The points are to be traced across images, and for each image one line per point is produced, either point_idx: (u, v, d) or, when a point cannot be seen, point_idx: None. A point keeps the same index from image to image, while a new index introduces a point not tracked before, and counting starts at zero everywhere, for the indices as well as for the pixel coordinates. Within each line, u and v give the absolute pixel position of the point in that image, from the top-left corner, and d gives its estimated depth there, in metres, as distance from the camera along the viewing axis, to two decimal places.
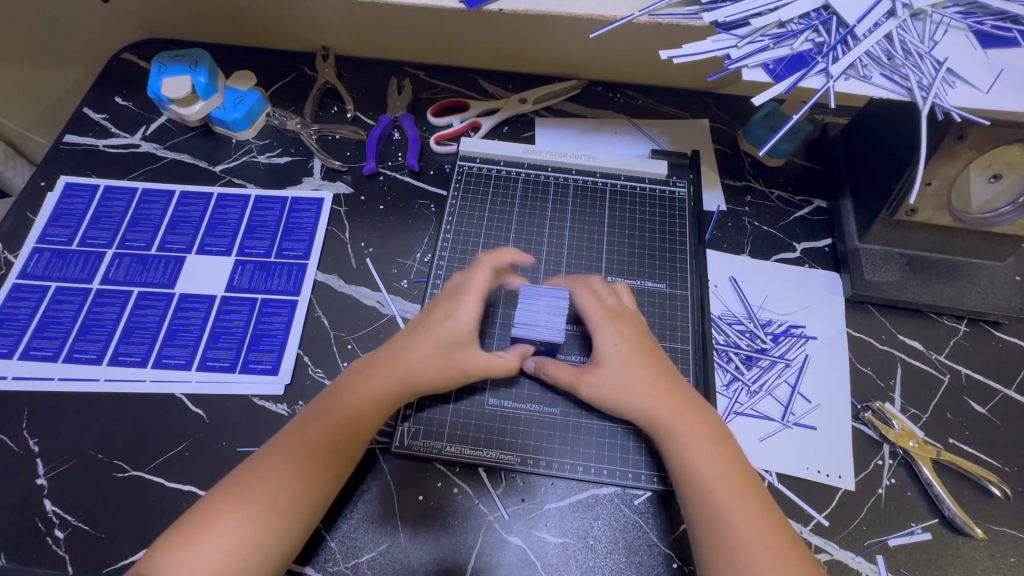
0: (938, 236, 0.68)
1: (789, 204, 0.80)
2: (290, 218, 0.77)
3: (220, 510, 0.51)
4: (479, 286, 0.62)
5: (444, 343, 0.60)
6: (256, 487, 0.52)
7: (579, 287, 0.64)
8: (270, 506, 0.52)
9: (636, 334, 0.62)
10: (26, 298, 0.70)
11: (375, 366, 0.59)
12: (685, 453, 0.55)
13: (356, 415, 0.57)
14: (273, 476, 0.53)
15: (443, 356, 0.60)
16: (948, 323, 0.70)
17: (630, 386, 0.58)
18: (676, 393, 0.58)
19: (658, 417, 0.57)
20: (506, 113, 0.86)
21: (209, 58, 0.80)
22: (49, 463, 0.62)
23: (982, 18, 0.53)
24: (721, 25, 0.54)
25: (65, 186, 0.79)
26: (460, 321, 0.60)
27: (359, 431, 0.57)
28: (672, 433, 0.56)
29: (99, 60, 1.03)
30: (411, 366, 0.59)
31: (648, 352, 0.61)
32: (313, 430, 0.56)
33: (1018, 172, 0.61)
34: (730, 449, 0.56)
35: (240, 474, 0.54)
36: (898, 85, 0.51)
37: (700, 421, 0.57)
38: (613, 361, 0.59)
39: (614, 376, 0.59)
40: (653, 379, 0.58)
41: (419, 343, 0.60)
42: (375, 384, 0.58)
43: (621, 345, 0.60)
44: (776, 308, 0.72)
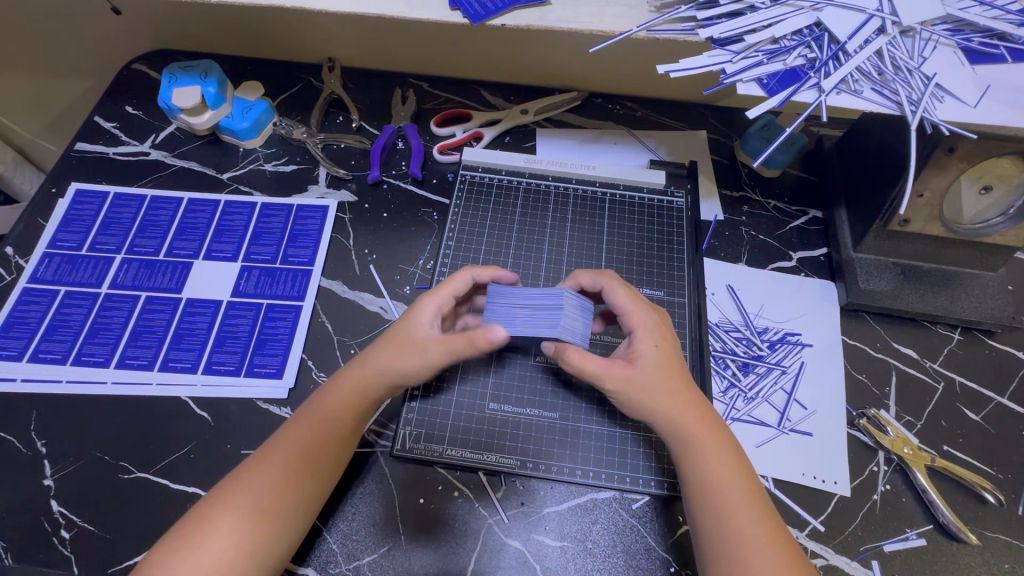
0: (931, 246, 0.69)
1: (784, 214, 0.81)
2: (296, 225, 0.78)
3: (220, 504, 0.52)
4: (452, 286, 0.62)
5: (404, 331, 0.59)
6: (252, 485, 0.53)
7: (613, 282, 0.63)
8: (265, 506, 0.53)
9: (671, 340, 0.61)
10: (36, 302, 0.72)
11: (355, 362, 0.60)
12: (710, 468, 0.54)
13: (342, 417, 0.58)
14: (267, 477, 0.54)
15: (404, 345, 0.58)
16: (942, 331, 0.72)
17: (661, 392, 0.56)
18: (703, 408, 0.57)
19: (686, 430, 0.56)
20: (507, 123, 0.87)
21: (218, 69, 0.82)
22: (56, 465, 0.63)
23: (970, 35, 0.55)
24: (716, 41, 0.56)
25: (75, 192, 0.81)
26: (424, 313, 0.60)
27: (347, 431, 0.58)
28: (698, 449, 0.55)
29: (110, 70, 1.05)
30: (377, 359, 0.59)
31: (680, 363, 0.59)
32: (304, 433, 0.57)
33: (1007, 184, 0.62)
34: (747, 469, 0.56)
35: (237, 472, 0.55)
36: (888, 99, 0.53)
37: (723, 438, 0.57)
38: (650, 362, 0.58)
39: (650, 376, 0.57)
40: (679, 387, 0.57)
41: (386, 337, 0.60)
42: (360, 385, 0.59)
43: (660, 346, 0.59)
44: (772, 315, 0.73)
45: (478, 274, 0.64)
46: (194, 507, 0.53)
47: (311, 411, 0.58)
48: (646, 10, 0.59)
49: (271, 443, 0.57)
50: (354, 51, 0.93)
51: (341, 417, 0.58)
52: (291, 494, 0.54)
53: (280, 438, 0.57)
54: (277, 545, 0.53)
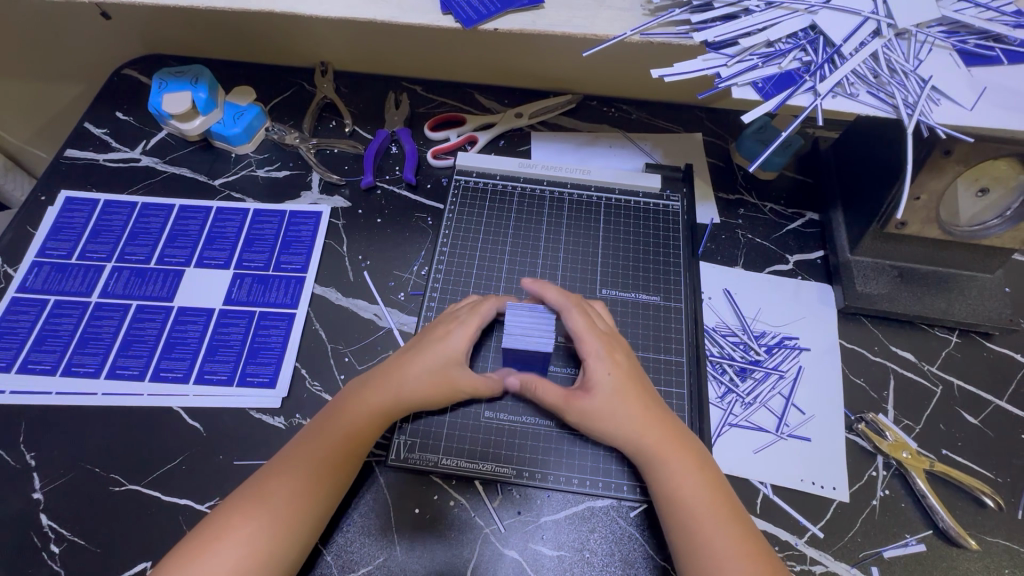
0: (928, 249, 0.69)
1: (781, 217, 0.81)
2: (289, 231, 0.78)
3: (238, 514, 0.52)
4: (483, 315, 0.64)
5: (439, 365, 0.60)
6: (271, 494, 0.53)
7: (572, 307, 0.63)
8: (276, 517, 0.52)
9: (626, 362, 0.61)
10: (25, 312, 0.71)
11: (377, 379, 0.60)
12: (678, 479, 0.55)
13: (361, 433, 0.57)
14: (282, 487, 0.53)
15: (441, 377, 0.60)
16: (940, 334, 0.71)
17: (620, 415, 0.57)
18: (663, 419, 0.58)
19: (645, 445, 0.56)
20: (502, 127, 0.87)
21: (209, 75, 0.81)
22: (45, 477, 0.62)
23: (965, 37, 0.54)
24: (711, 45, 0.55)
25: (66, 200, 0.80)
26: (459, 342, 0.61)
27: (361, 447, 0.57)
28: (661, 463, 0.56)
29: (98, 75, 1.04)
30: (410, 385, 0.59)
31: (638, 383, 0.60)
32: (322, 448, 0.56)
33: (1005, 186, 0.62)
34: (715, 478, 0.56)
35: (253, 485, 0.54)
36: (884, 102, 0.53)
37: (690, 451, 0.56)
38: (604, 389, 0.58)
39: (606, 402, 0.58)
40: (641, 407, 0.58)
41: (414, 363, 0.60)
42: (381, 400, 0.58)
43: (614, 373, 0.59)
44: (770, 320, 0.73)
45: (503, 304, 0.66)
46: (210, 517, 0.53)
47: (325, 424, 0.57)
48: (639, 13, 0.59)
49: (284, 453, 0.56)
50: (347, 56, 0.93)
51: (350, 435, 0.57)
52: (304, 511, 0.53)
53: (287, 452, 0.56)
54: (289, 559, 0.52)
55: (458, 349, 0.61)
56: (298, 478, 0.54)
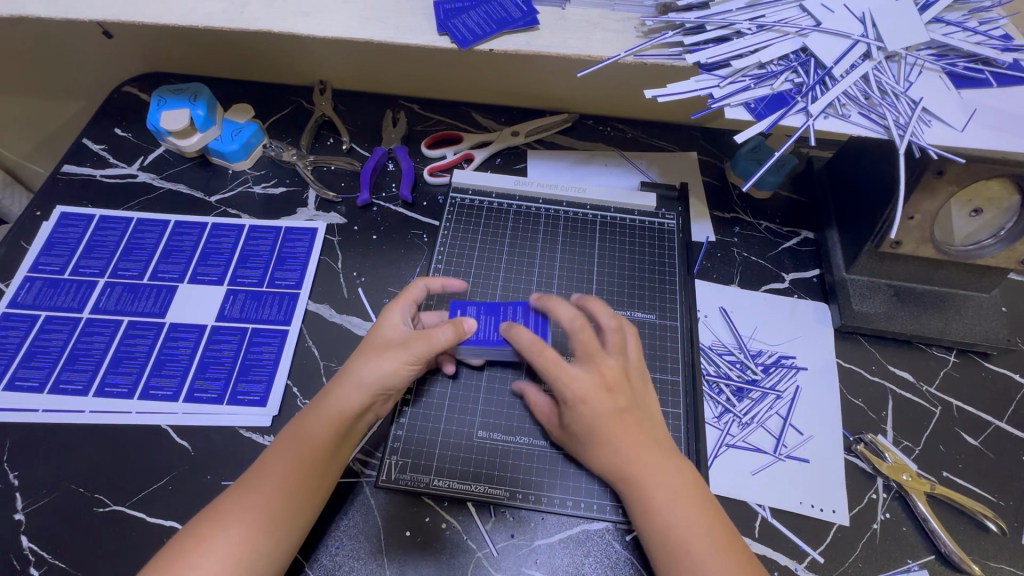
0: (924, 268, 0.69)
1: (776, 235, 0.81)
2: (283, 247, 0.77)
3: (207, 529, 0.51)
4: (410, 292, 0.64)
5: (381, 341, 0.59)
6: (240, 509, 0.52)
7: (606, 321, 0.60)
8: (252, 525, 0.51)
9: (625, 385, 0.56)
10: (14, 328, 0.70)
11: (333, 388, 0.58)
12: (669, 511, 0.52)
13: (323, 440, 0.55)
14: (246, 503, 0.52)
15: (383, 350, 0.58)
16: (938, 354, 0.71)
17: (611, 442, 0.54)
18: (661, 449, 0.55)
19: (637, 476, 0.53)
20: (498, 145, 0.87)
21: (208, 92, 0.82)
22: (28, 498, 0.61)
23: (954, 60, 0.56)
24: (704, 66, 0.56)
25: (61, 216, 0.79)
26: (392, 320, 0.61)
27: (327, 455, 0.56)
28: (649, 493, 0.53)
29: (99, 92, 1.05)
30: (360, 380, 0.57)
31: (635, 408, 0.56)
32: (286, 459, 0.54)
33: (997, 207, 0.63)
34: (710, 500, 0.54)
35: (221, 500, 0.53)
36: (876, 123, 0.53)
37: (682, 477, 0.54)
38: (598, 414, 0.54)
39: (598, 428, 0.54)
40: (632, 434, 0.54)
41: (359, 355, 0.59)
42: (341, 405, 0.57)
43: (608, 397, 0.55)
44: (766, 338, 0.72)
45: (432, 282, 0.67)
46: (180, 533, 0.52)
47: (291, 435, 0.56)
48: (634, 35, 0.60)
49: (252, 468, 0.55)
50: (346, 74, 0.94)
51: (326, 439, 0.56)
52: (273, 522, 0.52)
53: (264, 458, 0.55)
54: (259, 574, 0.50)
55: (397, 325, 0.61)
56: (269, 486, 0.53)
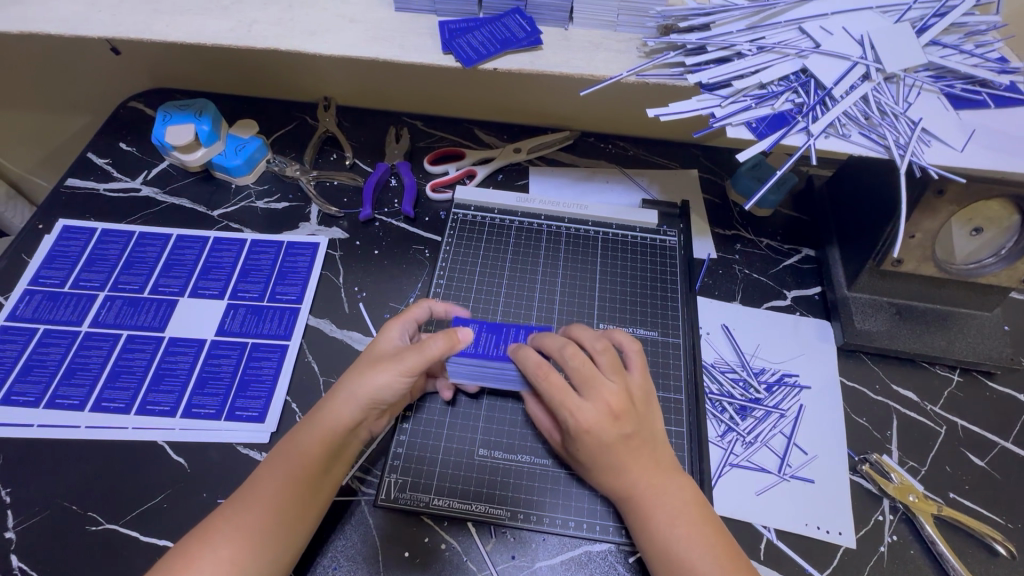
0: (926, 286, 0.69)
1: (778, 253, 0.81)
2: (285, 261, 0.77)
3: (197, 549, 0.50)
4: (413, 312, 0.64)
5: (376, 356, 0.59)
6: (230, 529, 0.51)
7: (603, 346, 0.57)
8: (239, 549, 0.50)
9: (631, 412, 0.54)
10: (12, 341, 0.70)
11: (326, 401, 0.57)
12: (670, 533, 0.52)
13: (314, 456, 0.55)
14: (237, 523, 0.51)
15: (377, 363, 0.58)
16: (941, 373, 0.70)
17: (615, 468, 0.54)
18: (661, 470, 0.54)
19: (639, 500, 0.53)
20: (500, 162, 0.88)
21: (214, 108, 0.82)
22: (19, 516, 0.60)
23: (952, 82, 0.57)
24: (705, 86, 0.57)
25: (63, 229, 0.80)
26: (390, 336, 0.61)
27: (319, 472, 0.55)
28: (655, 517, 0.52)
29: (104, 106, 1.06)
30: (352, 393, 0.56)
31: (640, 435, 0.54)
32: (277, 476, 0.53)
33: (998, 226, 0.64)
34: (713, 518, 0.54)
35: (211, 519, 0.52)
36: (876, 143, 0.54)
37: (687, 500, 0.54)
38: (601, 442, 0.53)
39: (603, 455, 0.54)
40: (636, 459, 0.54)
41: (355, 369, 0.59)
42: (333, 420, 0.56)
43: (609, 427, 0.53)
44: (769, 356, 0.72)
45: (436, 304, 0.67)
46: (171, 553, 0.51)
47: (282, 453, 0.55)
48: (635, 56, 0.61)
49: (243, 487, 0.54)
50: (351, 91, 0.95)
51: (317, 457, 0.55)
52: (263, 542, 0.50)
53: (255, 477, 0.54)
54: None
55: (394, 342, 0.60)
56: (260, 505, 0.52)
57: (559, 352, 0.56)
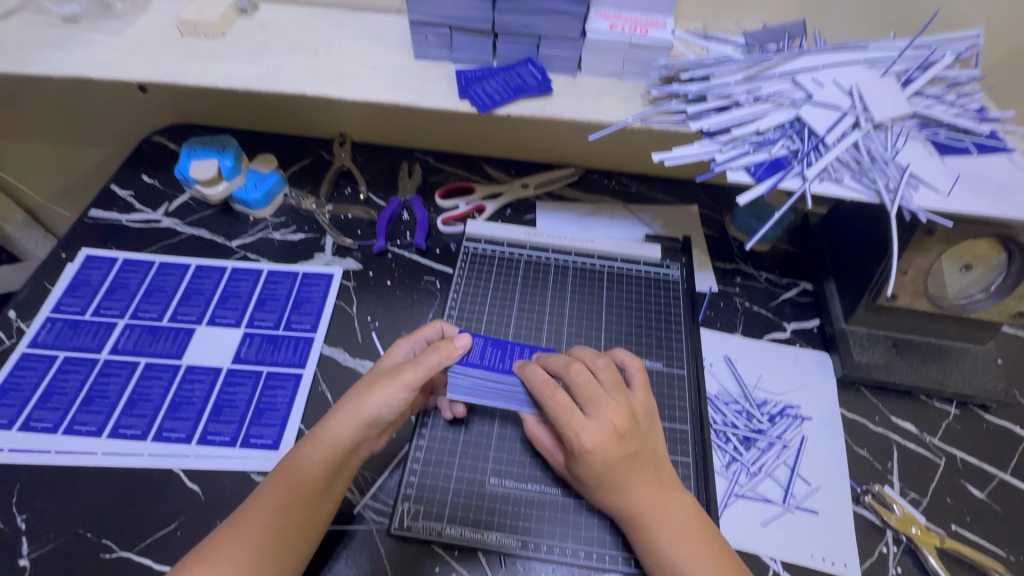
0: (921, 320, 0.72)
1: (776, 286, 0.84)
2: (300, 291, 0.80)
3: (197, 567, 0.51)
4: (420, 332, 0.66)
5: (378, 374, 0.60)
6: (231, 548, 0.52)
7: (606, 366, 0.59)
8: (241, 567, 0.51)
9: (634, 432, 0.56)
10: (32, 368, 0.71)
11: (327, 419, 0.58)
12: (673, 550, 0.54)
13: (313, 475, 0.56)
14: (239, 542, 0.52)
15: (377, 380, 0.59)
16: (938, 405, 0.72)
17: (619, 488, 0.55)
18: (663, 489, 0.56)
19: (643, 519, 0.55)
20: (508, 197, 0.92)
21: (236, 145, 0.86)
22: (34, 542, 0.60)
23: (937, 130, 0.61)
24: (706, 132, 0.61)
25: (86, 258, 0.82)
26: (395, 356, 0.62)
27: (317, 491, 0.56)
28: (659, 537, 0.55)
29: (124, 140, 1.09)
30: (351, 411, 0.57)
31: (641, 455, 0.56)
32: (278, 495, 0.55)
33: (986, 264, 0.67)
34: (714, 536, 0.56)
35: (213, 536, 0.53)
36: (867, 187, 0.57)
37: (689, 518, 0.56)
38: (606, 463, 0.54)
39: (607, 476, 0.55)
40: (638, 478, 0.55)
41: (357, 387, 0.60)
42: (332, 438, 0.57)
43: (613, 447, 0.54)
44: (770, 387, 0.74)
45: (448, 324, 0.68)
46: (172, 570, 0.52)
47: (283, 471, 0.56)
48: (640, 102, 0.65)
49: (246, 505, 0.55)
50: (365, 128, 0.99)
51: (317, 477, 0.56)
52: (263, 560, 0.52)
53: (256, 496, 0.55)
54: None
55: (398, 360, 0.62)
56: (260, 523, 0.53)
57: (562, 368, 0.58)
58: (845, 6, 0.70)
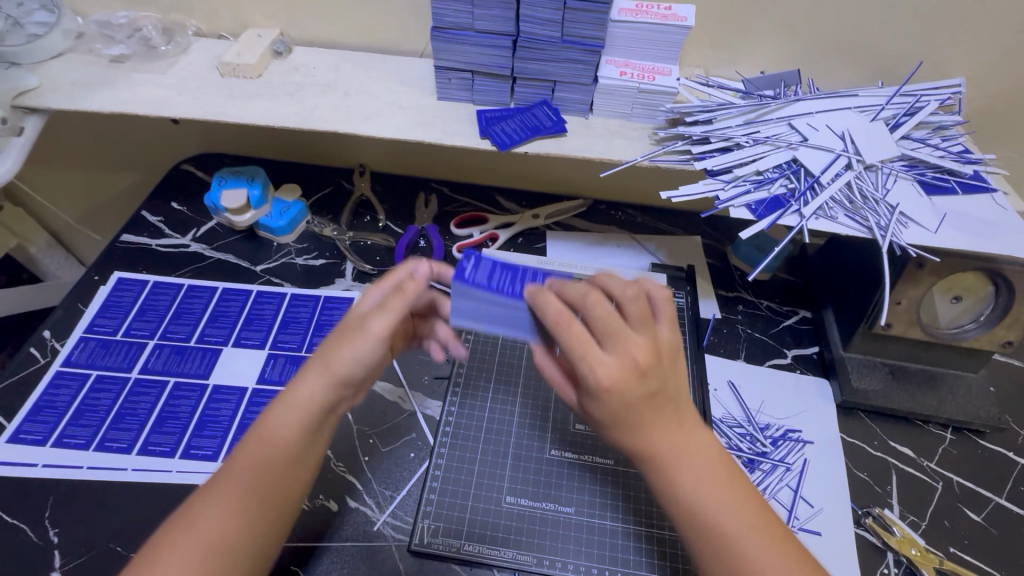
0: (916, 348, 0.75)
1: (777, 314, 0.88)
2: (322, 315, 0.83)
3: (172, 544, 0.49)
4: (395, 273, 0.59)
5: (349, 325, 0.55)
6: (203, 522, 0.50)
7: (627, 291, 0.51)
8: (217, 539, 0.49)
9: (658, 368, 0.49)
10: (66, 386, 0.74)
11: (297, 380, 0.54)
12: (697, 488, 0.51)
13: (284, 443, 0.52)
14: (213, 515, 0.50)
15: (349, 334, 0.54)
16: (935, 431, 0.75)
17: (640, 429, 0.50)
18: (685, 423, 0.52)
19: (666, 458, 0.51)
20: (521, 226, 0.96)
21: (264, 175, 0.91)
22: (66, 556, 0.62)
23: (924, 171, 0.65)
24: (710, 172, 0.66)
25: (118, 281, 0.86)
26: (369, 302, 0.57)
27: (291, 459, 0.53)
28: (681, 475, 0.51)
29: (152, 169, 1.15)
30: (323, 369, 0.53)
31: (664, 394, 0.50)
32: (247, 466, 0.52)
33: (975, 295, 0.71)
34: (740, 477, 0.53)
35: (186, 510, 0.51)
36: (859, 224, 0.61)
37: (712, 456, 0.52)
38: (626, 402, 0.49)
39: (627, 416, 0.49)
40: (660, 419, 0.51)
41: (329, 340, 0.55)
42: (302, 401, 0.53)
43: (633, 386, 0.48)
44: (773, 412, 0.77)
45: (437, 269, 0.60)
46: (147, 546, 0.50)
47: (252, 439, 0.53)
48: (648, 142, 0.70)
49: (217, 476, 0.52)
50: (384, 160, 1.04)
51: (289, 444, 0.52)
52: (240, 534, 0.50)
53: (226, 465, 0.53)
54: None
55: (367, 306, 0.56)
56: (233, 496, 0.51)
57: (582, 300, 0.50)
58: (836, 57, 0.76)
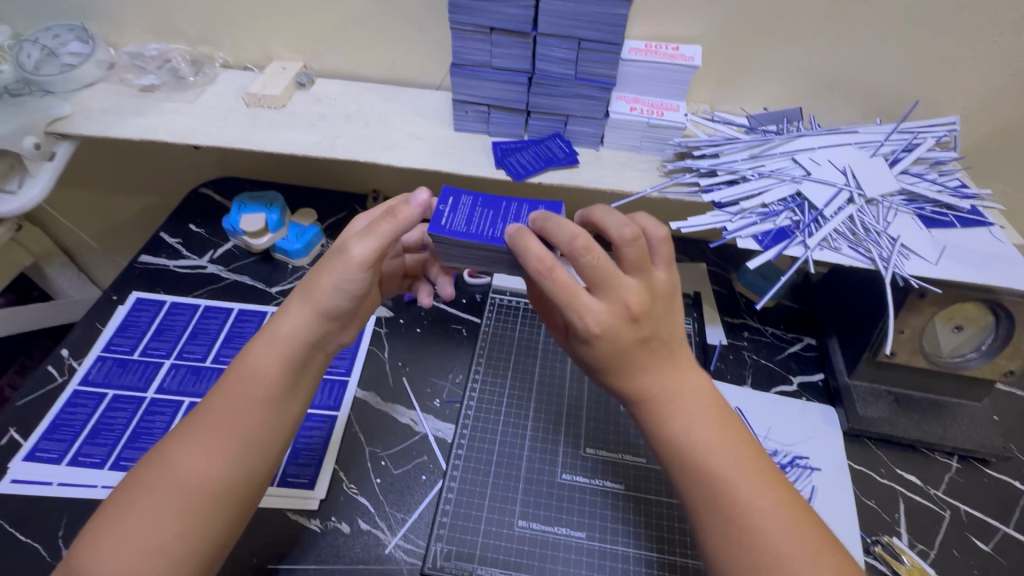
0: (919, 376, 0.77)
1: (781, 340, 0.90)
2: None
3: (156, 474, 0.52)
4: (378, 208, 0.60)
5: (331, 256, 0.57)
6: (186, 450, 0.53)
7: (628, 231, 0.51)
8: (201, 467, 0.52)
9: (651, 315, 0.52)
10: (82, 405, 0.75)
11: (279, 314, 0.57)
12: (684, 429, 0.53)
13: (264, 372, 0.55)
14: (195, 445, 0.53)
15: (329, 264, 0.56)
16: (941, 459, 0.76)
17: (632, 371, 0.54)
18: (677, 367, 0.55)
19: (657, 398, 0.54)
20: None
21: (281, 200, 0.94)
22: None
23: (923, 205, 0.68)
24: (718, 204, 0.68)
25: (136, 301, 0.88)
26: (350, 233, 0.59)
27: (270, 390, 0.55)
28: (671, 413, 0.54)
29: (171, 191, 1.18)
30: (304, 300, 0.56)
31: (653, 338, 0.53)
32: (229, 398, 0.54)
33: (976, 324, 0.72)
34: (730, 420, 0.55)
35: (171, 439, 0.54)
36: (863, 256, 0.64)
37: (704, 395, 0.55)
38: (616, 348, 0.52)
39: (619, 359, 0.53)
40: (651, 359, 0.54)
41: (311, 272, 0.57)
42: (283, 334, 0.56)
43: (623, 332, 0.51)
44: (780, 438, 0.77)
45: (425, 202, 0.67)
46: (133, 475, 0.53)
47: (235, 372, 0.56)
48: (657, 174, 0.73)
49: (199, 410, 0.55)
50: (398, 185, 1.07)
51: (271, 374, 0.55)
52: (222, 463, 0.53)
53: (207, 400, 0.55)
54: (220, 521, 0.52)
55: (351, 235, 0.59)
56: (214, 426, 0.53)
57: (570, 247, 0.50)
58: (836, 95, 0.79)
